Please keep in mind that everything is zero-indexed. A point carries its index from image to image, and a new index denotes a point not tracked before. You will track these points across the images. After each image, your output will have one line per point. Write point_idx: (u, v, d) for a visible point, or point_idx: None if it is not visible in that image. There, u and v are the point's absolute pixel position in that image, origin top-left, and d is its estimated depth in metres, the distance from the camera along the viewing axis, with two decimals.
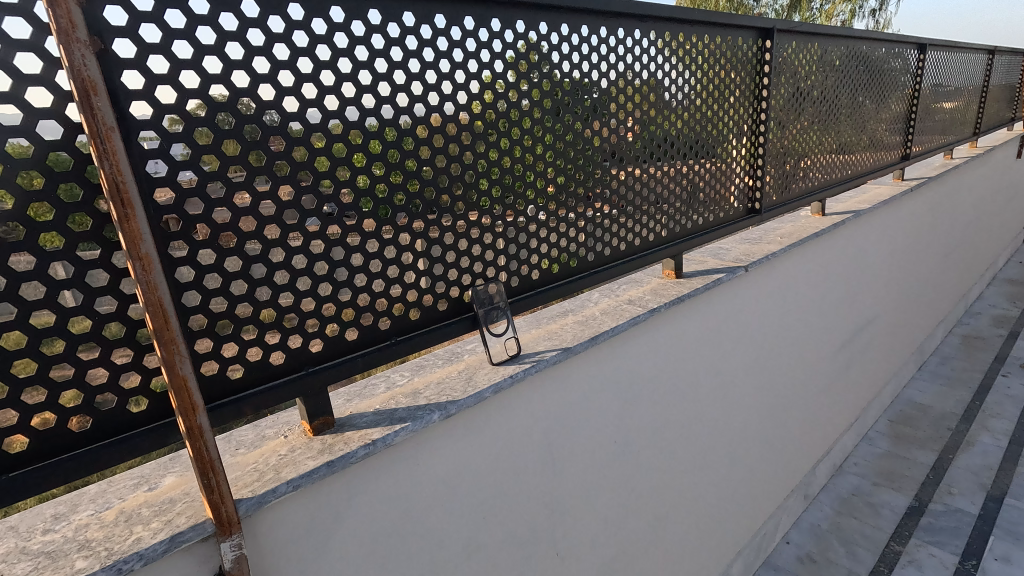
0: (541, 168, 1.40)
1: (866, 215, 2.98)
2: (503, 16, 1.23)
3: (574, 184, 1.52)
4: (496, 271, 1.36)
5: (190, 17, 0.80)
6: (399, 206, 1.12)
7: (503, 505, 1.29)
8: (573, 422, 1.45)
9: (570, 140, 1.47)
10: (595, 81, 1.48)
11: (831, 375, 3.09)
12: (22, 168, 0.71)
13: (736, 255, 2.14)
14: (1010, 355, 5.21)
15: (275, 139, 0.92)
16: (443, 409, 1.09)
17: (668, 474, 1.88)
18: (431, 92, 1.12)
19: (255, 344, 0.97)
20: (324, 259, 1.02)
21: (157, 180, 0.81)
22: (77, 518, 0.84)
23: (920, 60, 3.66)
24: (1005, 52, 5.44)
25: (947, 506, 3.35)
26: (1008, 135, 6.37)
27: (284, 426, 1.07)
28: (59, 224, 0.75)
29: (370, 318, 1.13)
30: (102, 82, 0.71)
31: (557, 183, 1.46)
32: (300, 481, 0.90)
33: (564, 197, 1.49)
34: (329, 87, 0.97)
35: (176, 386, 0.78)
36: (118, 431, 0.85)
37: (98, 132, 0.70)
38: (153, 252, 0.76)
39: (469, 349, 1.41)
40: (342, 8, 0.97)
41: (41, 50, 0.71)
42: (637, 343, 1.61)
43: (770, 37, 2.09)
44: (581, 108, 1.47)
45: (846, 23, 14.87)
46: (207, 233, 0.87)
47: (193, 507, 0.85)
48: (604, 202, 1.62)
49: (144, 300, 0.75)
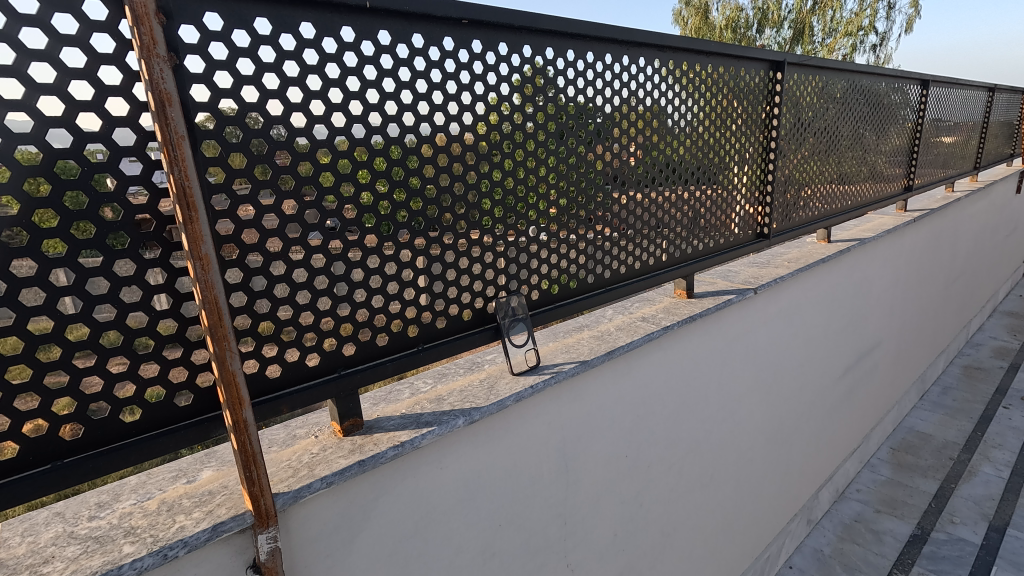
0: (559, 187, 1.47)
1: (870, 244, 3.04)
2: (534, 42, 1.31)
3: (576, 207, 1.54)
4: (517, 284, 1.41)
5: (254, 37, 0.86)
6: (431, 219, 1.18)
7: (520, 511, 1.32)
8: (588, 434, 1.49)
9: (574, 164, 1.50)
10: (599, 106, 1.52)
11: (835, 400, 3.12)
12: (96, 172, 0.76)
13: (745, 277, 2.19)
14: (1011, 387, 5.23)
15: (322, 151, 0.97)
16: (468, 414, 1.13)
17: (677, 490, 1.90)
18: (465, 112, 1.19)
19: (293, 346, 1.01)
20: (361, 266, 1.07)
21: (215, 186, 0.86)
22: (121, 506, 0.87)
23: (921, 96, 3.76)
24: (1004, 90, 5.58)
25: (950, 535, 3.35)
26: (1007, 170, 6.48)
27: (314, 427, 1.11)
28: (126, 224, 0.80)
29: (400, 325, 1.18)
30: (176, 94, 0.76)
31: (559, 206, 1.48)
32: (334, 478, 0.93)
33: (564, 219, 1.50)
34: (374, 105, 1.03)
35: (225, 380, 0.82)
36: (166, 424, 0.89)
37: (170, 140, 0.75)
38: (212, 253, 0.81)
39: (489, 359, 1.45)
40: (389, 31, 1.03)
41: (122, 64, 0.77)
42: (650, 360, 1.65)
43: (781, 69, 2.19)
44: (584, 132, 1.51)
45: (846, 59, 15.05)
46: (257, 238, 0.92)
47: (233, 499, 0.88)
48: (605, 225, 1.64)
49: (201, 298, 0.80)
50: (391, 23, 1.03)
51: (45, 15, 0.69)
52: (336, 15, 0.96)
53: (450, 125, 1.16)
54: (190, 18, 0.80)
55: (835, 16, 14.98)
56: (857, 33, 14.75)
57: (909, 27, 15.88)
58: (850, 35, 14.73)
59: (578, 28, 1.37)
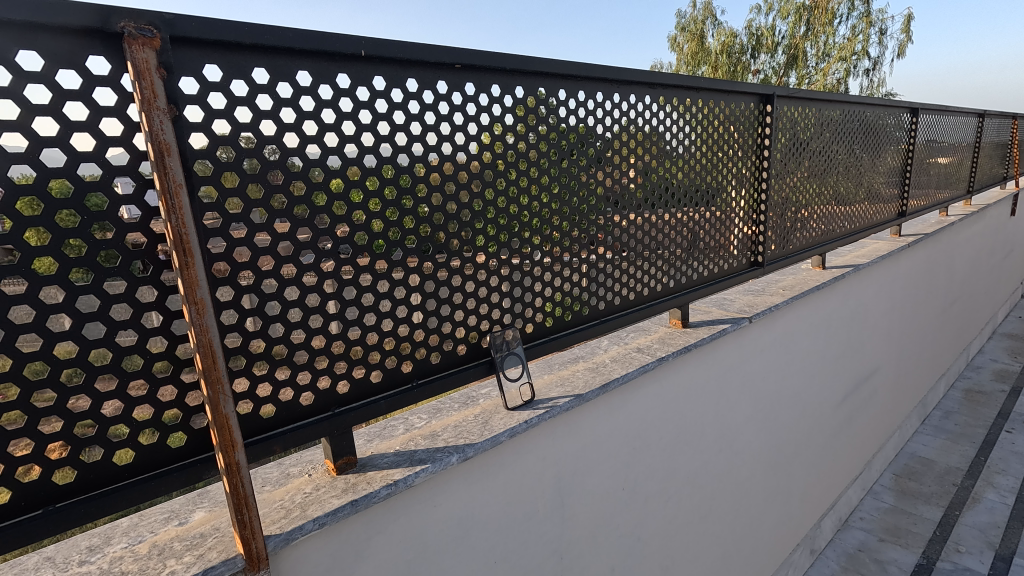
0: (566, 216, 1.53)
1: (865, 269, 3.06)
2: (526, 83, 1.35)
3: (578, 231, 1.58)
4: (512, 318, 1.42)
5: (252, 86, 0.89)
6: (438, 244, 1.21)
7: (516, 548, 1.31)
8: (583, 467, 1.48)
9: (573, 191, 1.54)
10: (596, 134, 1.56)
11: (835, 427, 3.10)
12: (96, 220, 0.78)
13: (740, 306, 2.20)
14: (1013, 411, 5.20)
15: (334, 181, 1.02)
16: (462, 451, 1.13)
17: (675, 522, 1.89)
18: (459, 151, 1.21)
19: (287, 384, 1.02)
20: (355, 305, 1.09)
21: (212, 229, 0.88)
22: (112, 550, 0.87)
23: (913, 122, 3.81)
24: (994, 115, 5.65)
25: (956, 565, 3.30)
26: (1001, 192, 6.53)
27: (308, 464, 1.11)
28: (122, 269, 0.81)
29: (394, 361, 1.18)
30: (175, 144, 0.78)
31: (557, 235, 1.51)
32: (326, 519, 0.93)
33: (574, 246, 1.57)
34: (369, 147, 1.05)
35: (218, 423, 0.83)
36: (157, 466, 0.89)
37: (168, 188, 0.77)
38: (207, 297, 0.82)
39: (484, 393, 1.45)
40: (384, 77, 1.06)
41: (123, 116, 0.79)
42: (646, 391, 1.65)
43: (771, 102, 2.22)
44: (583, 158, 1.54)
45: (841, 83, 15.17)
46: (252, 279, 0.94)
47: (224, 542, 0.88)
48: (600, 255, 1.66)
49: (196, 341, 0.81)
50: (386, 69, 1.06)
51: (50, 72, 0.72)
52: (333, 63, 0.99)
53: (446, 162, 1.19)
54: (190, 70, 0.83)
55: (829, 41, 15.19)
56: (852, 58, 14.86)
57: (903, 51, 16.14)
58: (844, 60, 14.86)
59: (571, 67, 1.41)
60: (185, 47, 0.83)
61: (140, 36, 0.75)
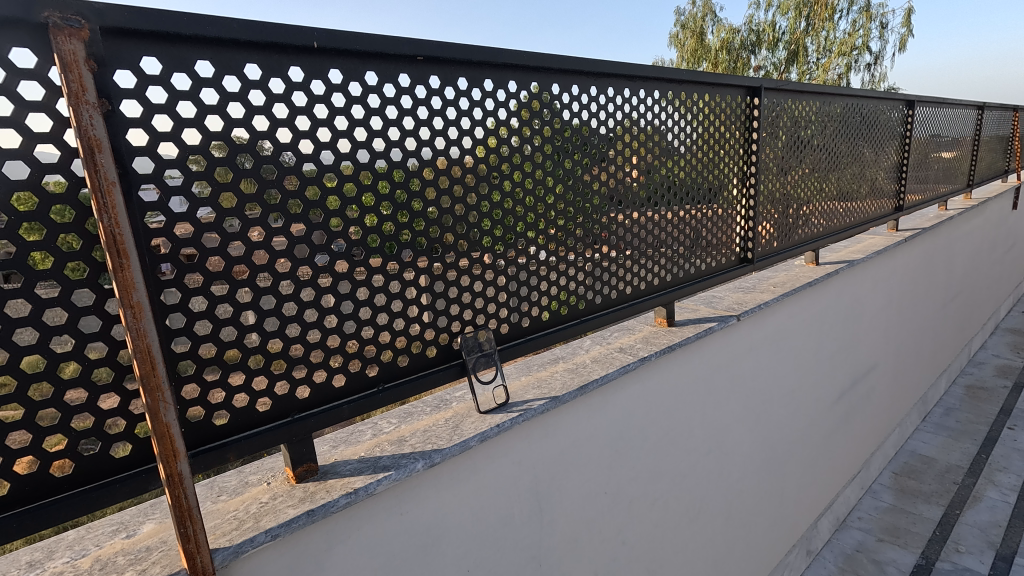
0: (548, 215, 1.48)
1: (860, 265, 3.00)
2: (496, 77, 1.29)
3: (576, 228, 1.57)
4: (484, 319, 1.37)
5: (196, 79, 0.85)
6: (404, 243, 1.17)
7: (489, 555, 1.27)
8: (562, 472, 1.44)
9: (569, 186, 1.52)
10: (595, 128, 1.55)
11: (831, 425, 3.05)
12: (26, 220, 0.74)
13: (728, 304, 2.15)
14: (1016, 408, 5.13)
15: (288, 178, 0.97)
16: (428, 458, 1.09)
17: (663, 525, 1.85)
18: (424, 147, 1.16)
19: (241, 390, 0.97)
20: (313, 306, 1.04)
21: (153, 230, 0.84)
22: (52, 566, 0.83)
23: (908, 115, 3.72)
24: (995, 107, 5.57)
25: (955, 565, 3.25)
26: (1003, 186, 6.44)
27: (268, 473, 1.07)
28: (56, 272, 0.76)
29: (358, 364, 1.14)
30: (107, 139, 0.74)
31: (553, 232, 1.50)
32: (279, 530, 0.89)
33: (569, 241, 1.55)
34: (325, 143, 1.01)
35: (158, 432, 0.79)
36: (102, 476, 0.86)
37: (99, 186, 0.73)
38: (145, 300, 0.78)
39: (458, 397, 1.41)
40: (340, 69, 1.02)
41: (52, 110, 0.74)
42: (628, 392, 1.61)
43: (758, 95, 2.13)
44: (581, 152, 1.54)
45: (842, 77, 14.99)
46: (200, 281, 0.90)
47: (169, 556, 0.84)
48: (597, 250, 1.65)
49: (133, 347, 0.77)
50: (342, 62, 1.02)
51: None
52: (283, 56, 0.95)
53: (439, 157, 1.19)
54: (126, 63, 0.79)
55: (829, 36, 15.08)
56: (851, 53, 14.75)
57: (903, 46, 16.01)
58: (845, 55, 14.71)
59: (542, 60, 1.35)
60: (119, 38, 0.79)
61: (67, 27, 0.71)
